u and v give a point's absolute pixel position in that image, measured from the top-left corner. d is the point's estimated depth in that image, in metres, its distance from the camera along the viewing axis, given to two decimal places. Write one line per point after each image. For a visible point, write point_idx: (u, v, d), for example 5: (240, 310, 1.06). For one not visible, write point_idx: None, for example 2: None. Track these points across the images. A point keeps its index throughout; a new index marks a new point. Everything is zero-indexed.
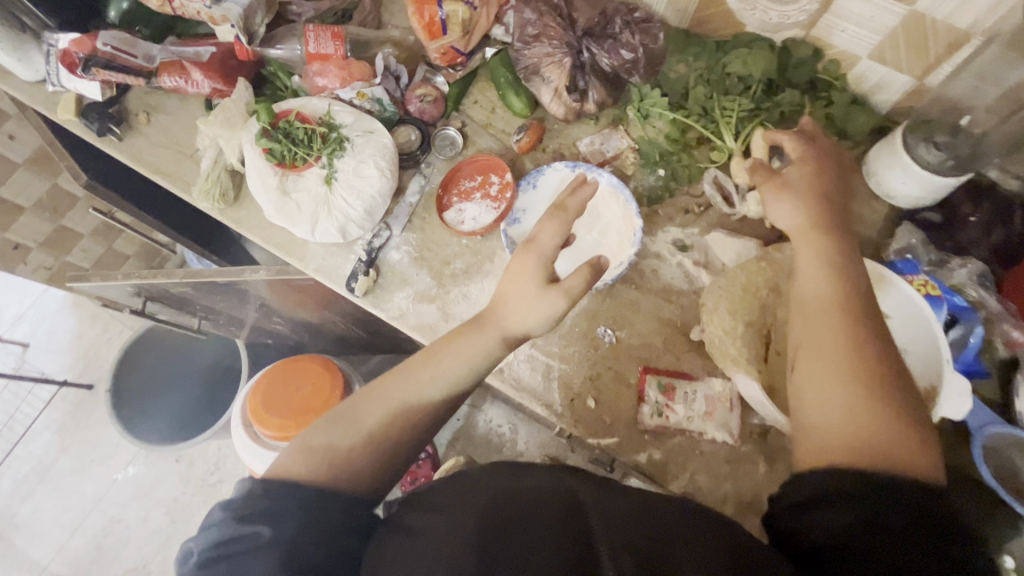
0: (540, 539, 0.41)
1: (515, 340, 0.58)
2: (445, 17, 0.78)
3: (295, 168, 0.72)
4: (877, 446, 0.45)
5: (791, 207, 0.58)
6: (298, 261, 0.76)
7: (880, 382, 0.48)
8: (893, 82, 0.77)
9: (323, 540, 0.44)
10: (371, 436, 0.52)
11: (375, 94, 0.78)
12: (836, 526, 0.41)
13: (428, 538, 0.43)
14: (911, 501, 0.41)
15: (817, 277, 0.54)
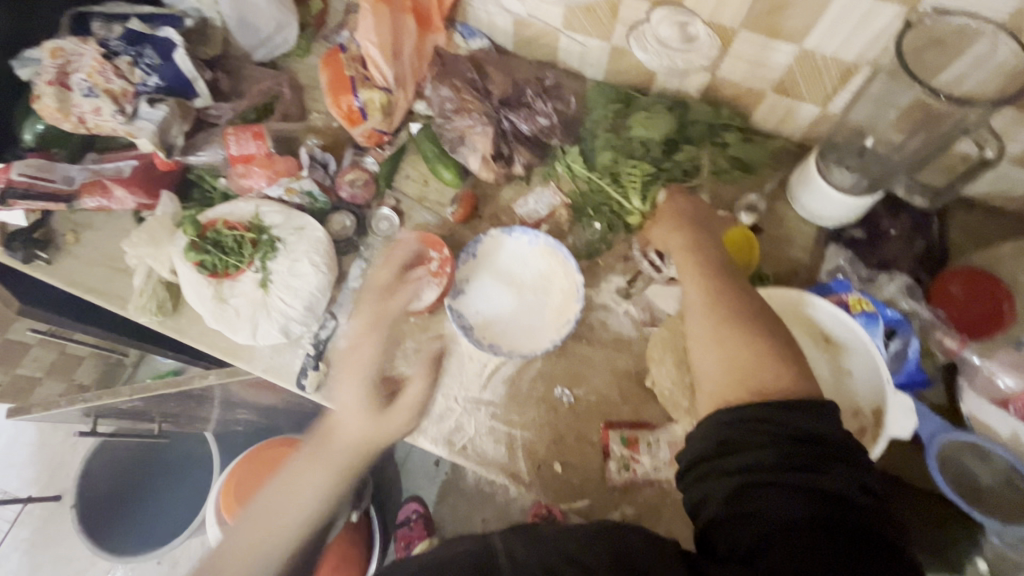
0: None
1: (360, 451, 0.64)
2: (361, 105, 0.80)
3: (229, 274, 0.72)
4: (764, 385, 0.50)
5: (664, 228, 0.68)
6: (245, 363, 0.74)
7: (759, 332, 0.55)
8: (801, 111, 0.81)
9: None
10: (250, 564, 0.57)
11: (303, 187, 0.78)
12: (724, 491, 0.45)
13: None
14: (782, 440, 0.46)
15: (692, 267, 0.62)
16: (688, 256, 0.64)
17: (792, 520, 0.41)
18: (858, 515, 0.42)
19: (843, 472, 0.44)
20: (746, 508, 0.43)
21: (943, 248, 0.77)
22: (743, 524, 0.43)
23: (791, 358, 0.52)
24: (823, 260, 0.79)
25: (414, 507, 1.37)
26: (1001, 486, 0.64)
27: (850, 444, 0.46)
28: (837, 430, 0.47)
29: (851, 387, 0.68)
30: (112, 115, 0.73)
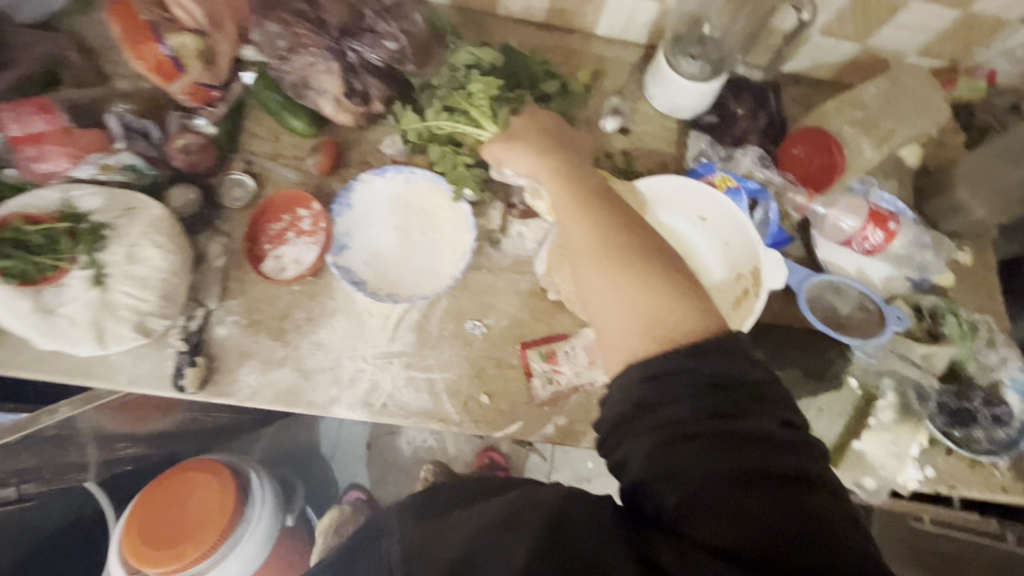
0: None
1: None
2: (172, 54, 0.68)
3: (49, 279, 0.59)
4: (667, 327, 0.47)
5: (524, 157, 0.61)
6: (104, 381, 0.63)
7: (656, 271, 0.50)
8: (643, 9, 0.83)
9: None
10: None
11: (124, 162, 0.67)
12: (640, 456, 0.43)
13: None
14: (692, 387, 0.43)
15: (565, 207, 0.56)
16: (557, 194, 0.57)
17: (714, 471, 0.40)
18: (775, 455, 0.40)
19: (755, 412, 0.42)
20: (665, 471, 0.41)
21: (782, 121, 0.85)
22: (665, 482, 0.41)
23: (687, 290, 0.49)
24: (687, 149, 0.83)
25: (355, 493, 1.30)
26: (858, 311, 0.75)
27: (758, 376, 0.45)
28: (744, 368, 0.45)
29: (730, 254, 0.76)
30: None
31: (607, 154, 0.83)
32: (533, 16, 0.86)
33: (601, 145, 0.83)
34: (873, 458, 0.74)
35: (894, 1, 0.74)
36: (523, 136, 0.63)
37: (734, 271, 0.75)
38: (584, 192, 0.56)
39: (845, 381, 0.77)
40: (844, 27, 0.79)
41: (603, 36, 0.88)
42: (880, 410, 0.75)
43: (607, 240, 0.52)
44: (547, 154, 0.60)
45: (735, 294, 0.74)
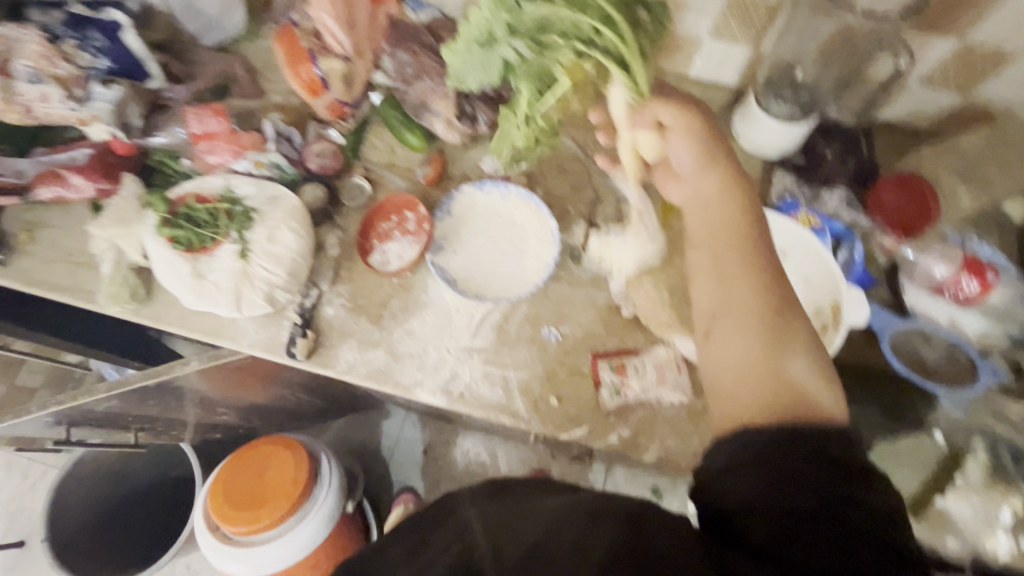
0: None
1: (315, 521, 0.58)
2: (322, 74, 0.81)
3: (205, 249, 0.72)
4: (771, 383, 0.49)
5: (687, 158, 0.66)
6: (230, 342, 0.74)
7: (770, 319, 0.53)
8: (736, 54, 0.87)
9: None
10: None
11: (271, 161, 0.79)
12: (747, 490, 0.41)
13: None
14: (816, 458, 0.41)
15: (713, 252, 0.59)
16: (711, 240, 0.60)
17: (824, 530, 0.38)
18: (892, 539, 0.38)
19: (877, 489, 0.40)
20: (772, 506, 0.39)
21: (873, 166, 0.86)
22: (767, 522, 0.39)
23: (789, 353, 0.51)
24: (772, 185, 0.85)
25: (408, 494, 1.33)
26: (947, 361, 0.73)
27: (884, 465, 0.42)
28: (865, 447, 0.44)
29: (812, 291, 0.75)
30: (61, 100, 0.72)
31: None
32: None
33: None
34: (958, 518, 0.70)
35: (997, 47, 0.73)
36: (695, 163, 0.65)
37: (812, 308, 0.75)
38: (745, 245, 0.58)
39: (930, 433, 0.74)
40: (945, 78, 0.80)
41: (695, 78, 0.93)
42: (967, 466, 0.72)
43: (756, 301, 0.54)
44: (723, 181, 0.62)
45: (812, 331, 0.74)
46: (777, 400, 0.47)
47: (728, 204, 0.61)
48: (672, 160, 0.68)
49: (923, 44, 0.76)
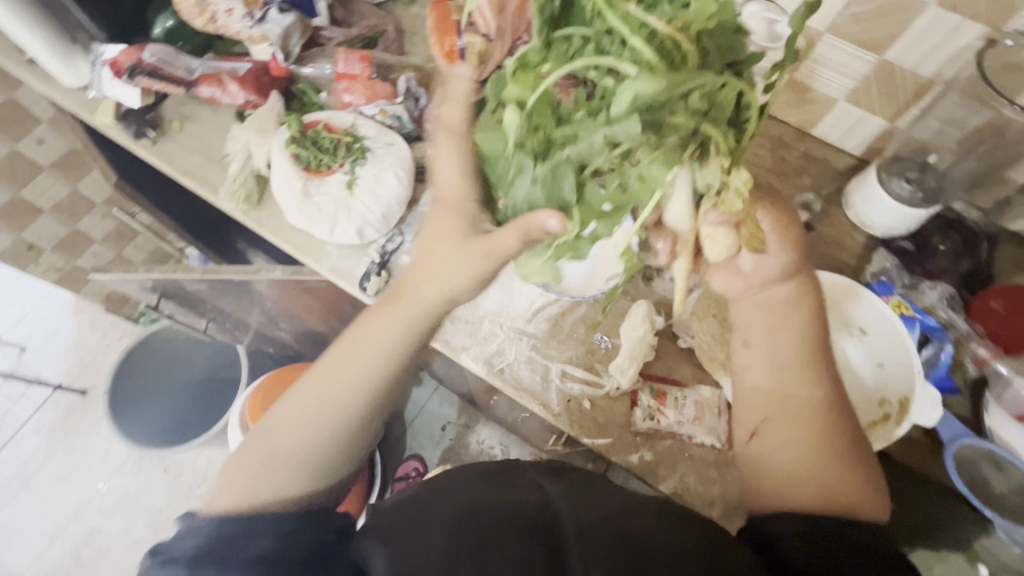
0: (510, 549, 0.50)
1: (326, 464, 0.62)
2: (461, 46, 0.85)
3: (319, 173, 0.79)
4: (822, 478, 0.55)
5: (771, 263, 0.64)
6: (314, 261, 0.81)
7: (824, 422, 0.58)
8: (868, 125, 0.85)
9: (281, 535, 0.54)
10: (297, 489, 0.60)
11: (395, 112, 0.84)
12: (795, 532, 0.50)
13: (406, 541, 0.52)
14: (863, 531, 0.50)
15: (775, 354, 0.63)
16: (782, 350, 0.62)
17: None
18: None
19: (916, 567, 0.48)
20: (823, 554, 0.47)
21: (987, 274, 0.80)
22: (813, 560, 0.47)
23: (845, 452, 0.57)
24: (870, 263, 0.82)
25: (414, 463, 1.42)
26: (1017, 496, 0.67)
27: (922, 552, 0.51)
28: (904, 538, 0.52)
29: (882, 376, 0.72)
30: (241, 18, 0.83)
31: None
32: None
33: None
34: None
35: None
36: (763, 273, 0.64)
37: (878, 394, 0.72)
38: (808, 362, 0.61)
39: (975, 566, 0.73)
40: None
41: (816, 138, 0.91)
42: None
43: (823, 403, 0.59)
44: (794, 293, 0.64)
45: (872, 417, 0.71)
46: (839, 491, 0.54)
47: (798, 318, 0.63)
48: (747, 267, 0.65)
49: None
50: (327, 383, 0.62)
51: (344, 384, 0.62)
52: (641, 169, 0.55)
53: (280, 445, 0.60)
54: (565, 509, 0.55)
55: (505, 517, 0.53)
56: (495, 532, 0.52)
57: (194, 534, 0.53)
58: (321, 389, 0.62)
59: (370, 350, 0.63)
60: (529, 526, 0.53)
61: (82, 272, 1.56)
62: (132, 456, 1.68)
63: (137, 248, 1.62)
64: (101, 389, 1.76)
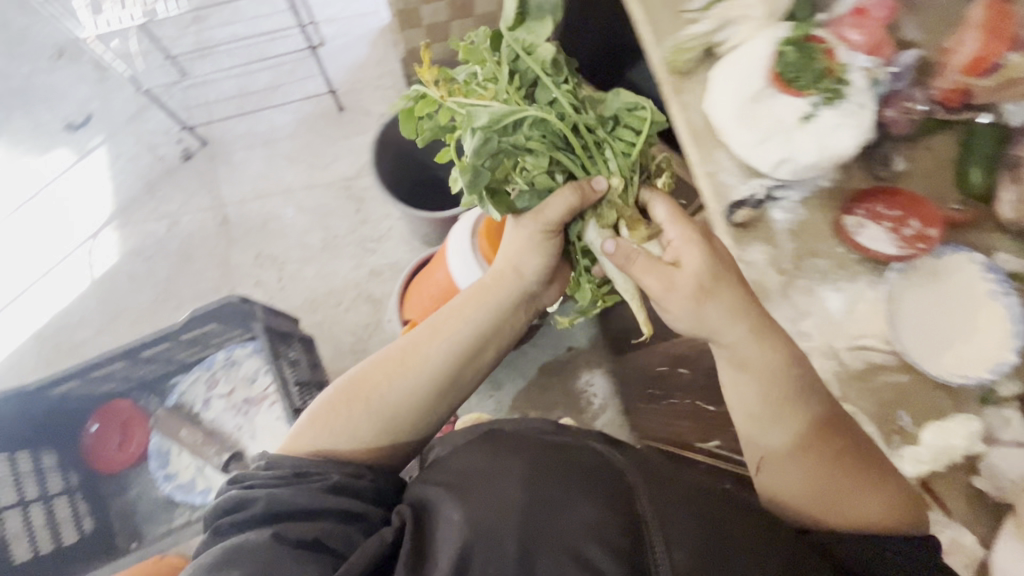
0: (574, 519, 0.65)
1: (401, 388, 0.83)
2: (1002, 64, 0.75)
3: (786, 86, 0.72)
4: (850, 508, 0.68)
5: (689, 308, 0.72)
6: (699, 162, 0.79)
7: (827, 470, 0.69)
8: None
9: (337, 465, 0.76)
10: (392, 412, 0.82)
11: (878, 77, 0.77)
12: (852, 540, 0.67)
13: (474, 498, 0.68)
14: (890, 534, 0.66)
15: (748, 424, 0.73)
16: (746, 405, 0.72)
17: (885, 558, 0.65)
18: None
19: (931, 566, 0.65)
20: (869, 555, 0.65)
21: None
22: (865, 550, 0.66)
23: (857, 482, 0.69)
24: None
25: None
26: None
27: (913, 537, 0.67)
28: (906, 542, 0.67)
29: None
30: None
31: None
32: None
33: None
34: None
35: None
36: (709, 312, 0.71)
37: None
38: (767, 394, 0.71)
39: None
40: None
41: None
42: None
43: (800, 449, 0.70)
44: (750, 330, 0.71)
45: None
46: (847, 519, 0.69)
47: (748, 314, 0.71)
48: (666, 302, 0.73)
49: None
50: (416, 346, 0.86)
51: (430, 350, 0.85)
52: (533, 188, 0.90)
53: (366, 388, 0.82)
54: (646, 499, 0.69)
55: (579, 483, 0.69)
56: (578, 489, 0.68)
57: (275, 468, 0.75)
58: (392, 367, 0.84)
59: (446, 335, 0.86)
60: (599, 491, 0.68)
61: (415, 18, 1.66)
62: (342, 183, 1.87)
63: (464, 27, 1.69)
64: (353, 116, 1.93)
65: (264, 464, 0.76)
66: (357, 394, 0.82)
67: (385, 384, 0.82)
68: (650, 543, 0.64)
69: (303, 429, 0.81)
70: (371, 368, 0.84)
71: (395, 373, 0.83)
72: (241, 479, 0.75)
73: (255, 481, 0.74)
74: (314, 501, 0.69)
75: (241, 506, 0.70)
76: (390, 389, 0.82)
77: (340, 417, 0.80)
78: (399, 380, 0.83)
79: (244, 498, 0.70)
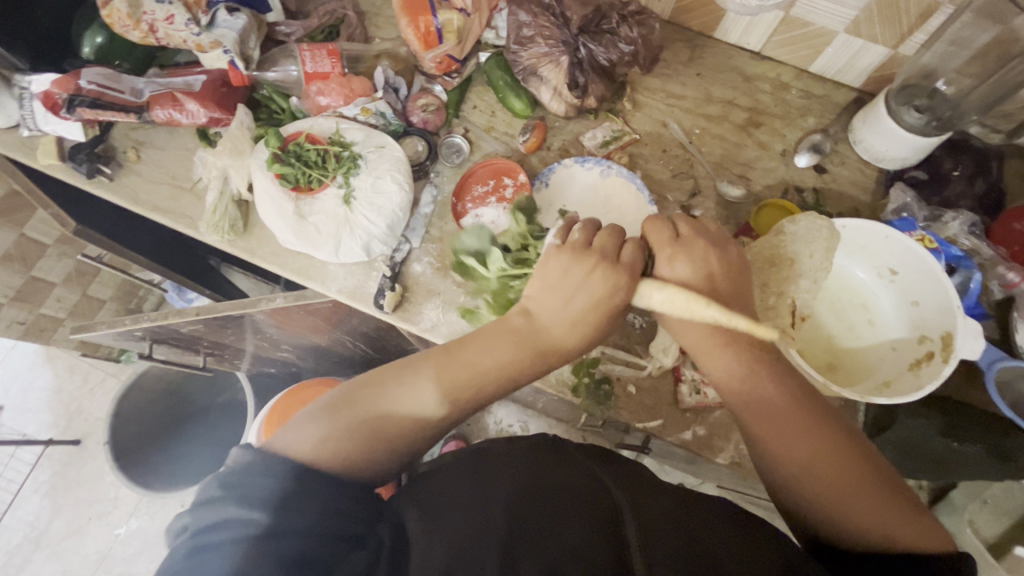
0: (569, 538, 0.48)
1: (412, 427, 0.56)
2: (439, 26, 0.80)
3: (311, 190, 0.74)
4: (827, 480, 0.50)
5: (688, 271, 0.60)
6: (319, 285, 0.75)
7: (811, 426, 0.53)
8: (868, 54, 0.81)
9: (311, 528, 0.47)
10: (393, 442, 0.56)
11: (378, 109, 0.79)
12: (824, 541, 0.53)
13: (450, 523, 0.50)
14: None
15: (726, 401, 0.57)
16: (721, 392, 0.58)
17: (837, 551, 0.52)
18: None
19: None
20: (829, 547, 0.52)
21: (999, 191, 0.80)
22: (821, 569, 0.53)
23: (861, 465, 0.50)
24: (889, 199, 0.80)
25: (455, 443, 1.27)
26: None
27: None
28: None
29: (919, 316, 0.71)
30: (185, 24, 0.75)
31: (797, 188, 0.83)
32: (745, 44, 0.89)
33: (790, 180, 0.84)
34: None
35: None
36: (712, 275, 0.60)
37: (917, 333, 0.71)
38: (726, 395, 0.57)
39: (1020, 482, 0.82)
40: None
41: (812, 75, 0.88)
42: None
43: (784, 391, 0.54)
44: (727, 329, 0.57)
45: (915, 356, 0.70)
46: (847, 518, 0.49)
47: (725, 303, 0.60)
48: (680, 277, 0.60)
49: None
50: (418, 385, 0.56)
51: (427, 397, 0.56)
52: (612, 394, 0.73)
53: (380, 417, 0.56)
54: (623, 497, 0.53)
55: (568, 505, 0.51)
56: (563, 505, 0.51)
57: (262, 471, 0.49)
58: (407, 403, 0.56)
59: (468, 361, 0.58)
60: (589, 503, 0.52)
61: (51, 319, 1.44)
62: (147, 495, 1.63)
63: (102, 284, 1.51)
64: (97, 436, 1.67)
65: (216, 479, 0.48)
66: (372, 418, 0.56)
67: (394, 418, 0.56)
68: (630, 555, 0.47)
69: (308, 429, 0.54)
70: (396, 378, 0.57)
71: (435, 373, 0.57)
72: (235, 481, 0.48)
73: (207, 502, 0.47)
74: (325, 521, 0.47)
75: (230, 527, 0.45)
76: (377, 433, 0.55)
77: (345, 435, 0.54)
78: (373, 433, 0.55)
79: (240, 507, 0.46)
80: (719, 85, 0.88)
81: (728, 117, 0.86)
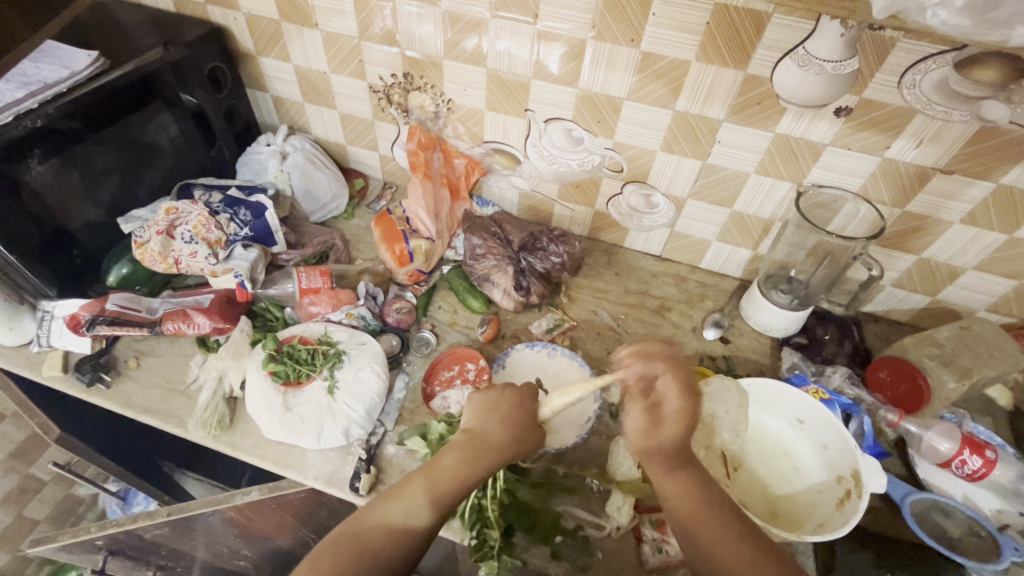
0: None
1: (395, 546, 0.59)
2: (411, 249, 1.03)
3: (298, 383, 0.84)
4: None
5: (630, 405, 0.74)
6: (297, 472, 0.80)
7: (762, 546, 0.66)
8: (737, 255, 1.08)
9: None
10: (387, 557, 0.58)
11: (360, 313, 0.95)
12: None
13: None
14: None
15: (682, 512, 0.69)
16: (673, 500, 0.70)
17: None
18: None
19: None
20: None
21: (866, 349, 1.01)
22: None
23: None
24: (782, 360, 0.99)
25: None
26: (971, 537, 0.77)
27: None
28: None
29: (831, 458, 0.83)
30: (206, 257, 0.93)
31: (710, 356, 1.01)
32: (648, 250, 1.15)
33: (703, 350, 1.02)
34: None
35: (924, 170, 0.84)
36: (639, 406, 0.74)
37: (834, 474, 0.81)
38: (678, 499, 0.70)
39: None
40: (912, 282, 1.00)
41: (702, 270, 1.14)
42: None
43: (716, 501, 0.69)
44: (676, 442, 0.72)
45: (838, 496, 0.79)
46: None
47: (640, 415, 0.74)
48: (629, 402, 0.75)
49: (889, 257, 0.97)
50: (388, 505, 0.62)
51: (412, 511, 0.62)
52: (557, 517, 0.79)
53: (364, 543, 0.59)
54: None
55: None
56: None
57: None
58: (385, 519, 0.61)
59: (431, 479, 0.64)
60: None
61: None
62: None
63: (42, 502, 1.42)
64: None
65: None
66: (355, 540, 0.59)
67: (376, 540, 0.59)
68: None
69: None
70: (373, 504, 0.62)
71: (405, 483, 0.64)
72: None
73: None
74: None
75: None
76: (369, 559, 0.58)
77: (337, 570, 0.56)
78: (372, 555, 0.58)
79: None
80: (634, 280, 1.12)
81: (645, 304, 1.08)
